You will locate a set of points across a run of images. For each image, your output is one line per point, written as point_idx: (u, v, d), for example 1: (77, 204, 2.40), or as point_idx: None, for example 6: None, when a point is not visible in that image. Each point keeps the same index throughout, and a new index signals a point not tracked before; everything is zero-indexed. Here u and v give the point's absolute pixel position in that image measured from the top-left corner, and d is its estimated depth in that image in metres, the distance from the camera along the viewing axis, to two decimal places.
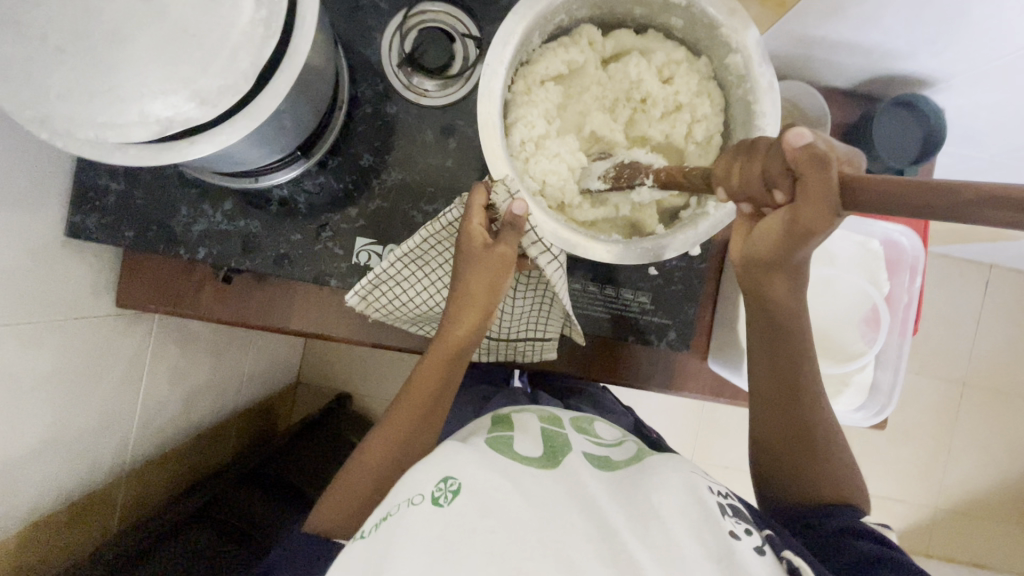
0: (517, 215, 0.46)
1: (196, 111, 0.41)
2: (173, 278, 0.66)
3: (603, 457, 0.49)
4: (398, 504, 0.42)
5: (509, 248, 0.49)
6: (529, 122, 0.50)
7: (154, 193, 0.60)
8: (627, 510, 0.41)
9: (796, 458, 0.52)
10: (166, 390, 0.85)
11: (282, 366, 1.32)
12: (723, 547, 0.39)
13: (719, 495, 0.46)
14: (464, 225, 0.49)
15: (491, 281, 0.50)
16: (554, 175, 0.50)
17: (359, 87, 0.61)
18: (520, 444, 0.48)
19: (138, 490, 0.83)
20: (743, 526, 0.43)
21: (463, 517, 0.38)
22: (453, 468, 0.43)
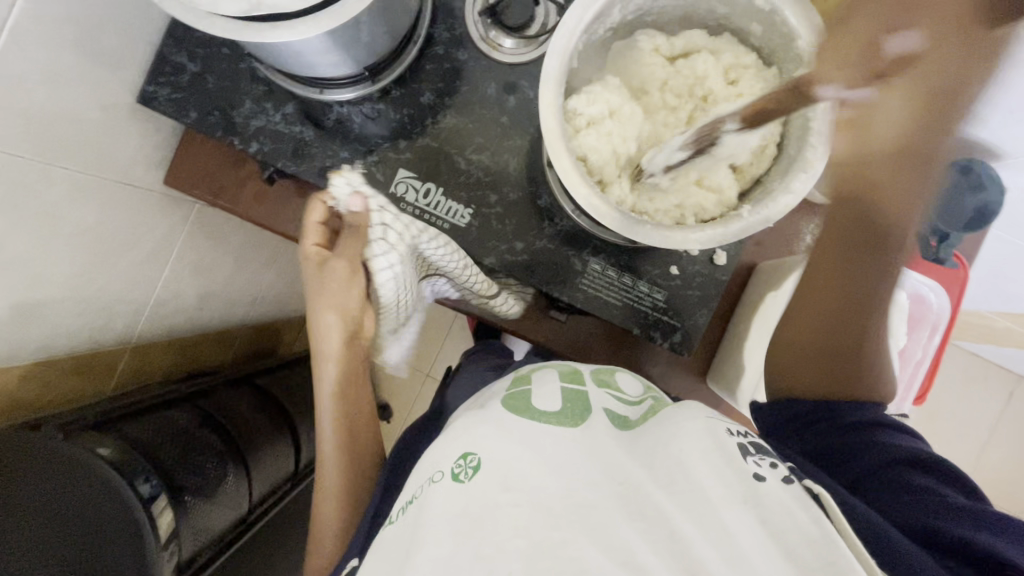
0: (356, 214, 0.55)
1: None
2: (221, 169, 0.69)
3: (620, 414, 0.49)
4: (421, 487, 0.45)
5: (339, 260, 0.56)
6: (591, 98, 0.51)
7: (224, 81, 0.63)
8: (647, 465, 0.40)
9: (836, 375, 0.51)
10: (186, 279, 0.88)
11: (296, 294, 1.35)
12: (749, 488, 0.37)
13: (740, 435, 0.43)
14: (301, 248, 0.57)
15: (338, 294, 0.57)
16: (602, 150, 0.51)
17: (438, 29, 0.63)
18: (539, 400, 0.49)
19: (138, 362, 0.86)
20: (767, 463, 0.41)
21: (487, 488, 0.40)
22: (475, 442, 0.44)
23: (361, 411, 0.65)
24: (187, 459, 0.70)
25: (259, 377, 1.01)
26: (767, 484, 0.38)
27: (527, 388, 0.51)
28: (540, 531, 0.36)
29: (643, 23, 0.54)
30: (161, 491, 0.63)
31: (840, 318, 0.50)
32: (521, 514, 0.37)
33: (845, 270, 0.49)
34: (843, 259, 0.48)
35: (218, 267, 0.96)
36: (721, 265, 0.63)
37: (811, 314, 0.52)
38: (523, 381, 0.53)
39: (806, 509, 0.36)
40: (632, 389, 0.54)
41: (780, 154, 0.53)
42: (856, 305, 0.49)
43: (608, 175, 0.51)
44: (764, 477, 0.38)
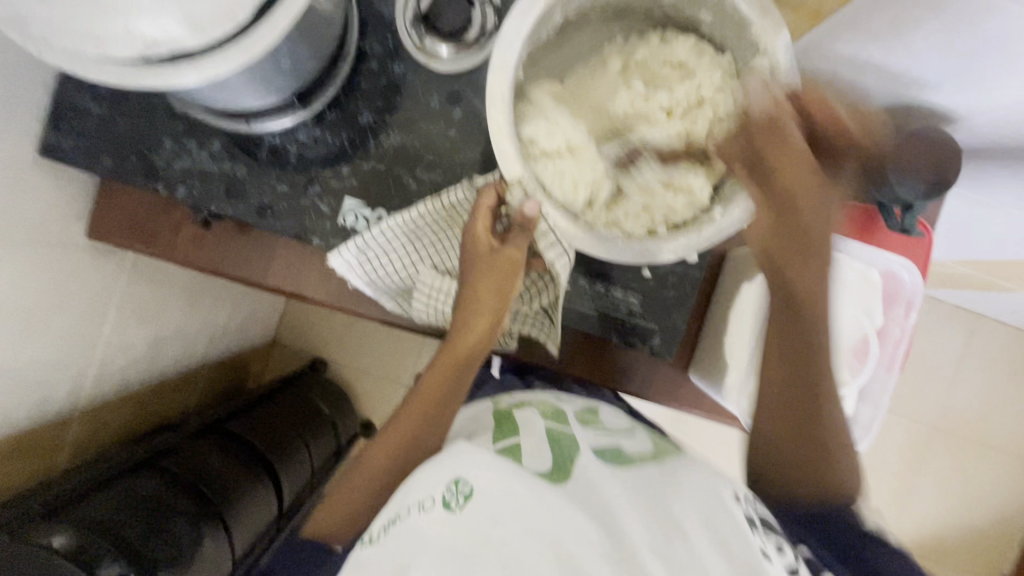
0: (528, 217, 0.44)
1: (186, 36, 0.38)
2: (149, 216, 0.63)
3: (611, 449, 0.46)
4: (409, 507, 0.40)
5: (518, 249, 0.47)
6: (550, 128, 0.47)
7: (137, 121, 0.57)
8: (649, 515, 0.38)
9: (800, 452, 0.46)
10: (132, 330, 0.82)
11: (257, 323, 1.29)
12: (756, 569, 0.35)
13: (746, 505, 0.41)
14: (469, 226, 0.47)
15: (502, 285, 0.48)
16: (564, 182, 0.46)
17: (369, 42, 0.58)
18: (530, 452, 0.44)
19: (91, 427, 0.80)
20: (773, 542, 0.39)
21: (481, 526, 0.37)
22: (465, 468, 0.41)
23: (452, 406, 0.50)
24: (158, 529, 0.66)
25: (228, 421, 0.96)
26: (773, 565, 0.36)
27: (515, 435, 0.46)
28: (525, 575, 0.34)
29: (587, 18, 0.51)
30: (132, 570, 0.59)
31: (799, 404, 0.46)
32: (511, 554, 0.35)
33: (794, 326, 0.45)
34: (776, 324, 0.46)
35: (167, 312, 0.90)
36: (693, 262, 0.61)
37: (765, 391, 0.48)
38: (507, 424, 0.49)
39: None
40: (619, 427, 0.52)
41: None
42: (799, 351, 0.45)
43: (575, 209, 0.47)
44: (770, 557, 0.37)
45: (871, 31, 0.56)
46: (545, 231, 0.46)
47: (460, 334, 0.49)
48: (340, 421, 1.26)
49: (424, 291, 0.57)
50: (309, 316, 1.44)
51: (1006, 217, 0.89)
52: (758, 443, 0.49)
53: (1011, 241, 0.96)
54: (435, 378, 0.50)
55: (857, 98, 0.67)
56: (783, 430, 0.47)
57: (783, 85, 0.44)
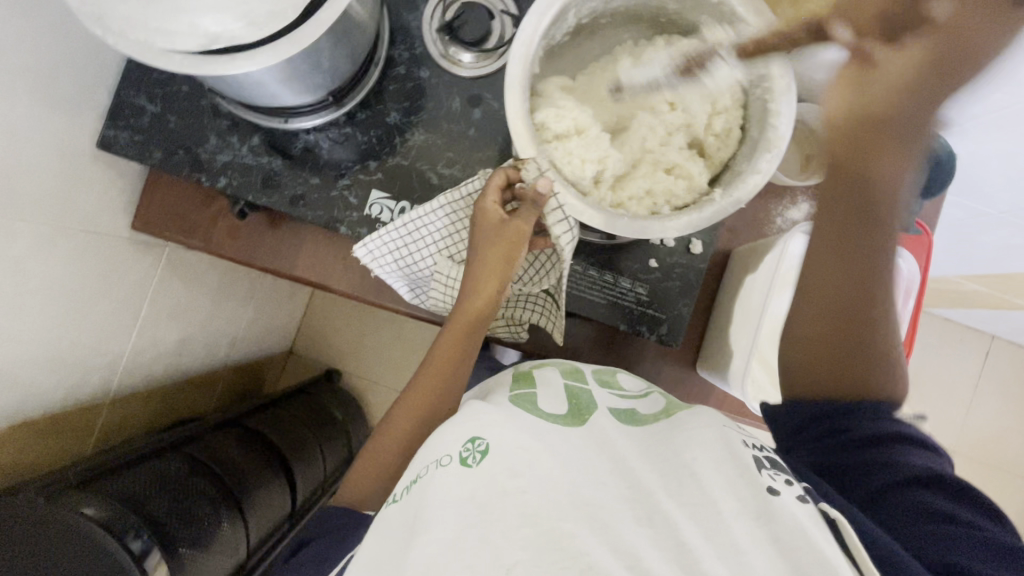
0: (540, 194, 0.48)
1: (243, 30, 0.43)
2: (190, 208, 0.68)
3: (627, 411, 0.49)
4: (426, 466, 0.44)
5: (524, 223, 0.51)
6: (559, 112, 0.50)
7: (186, 118, 0.62)
8: (659, 469, 0.41)
9: (837, 351, 0.46)
10: (162, 324, 0.86)
11: (276, 330, 1.33)
12: (763, 501, 0.37)
13: (754, 449, 0.43)
14: (479, 202, 0.50)
15: (508, 255, 0.51)
16: (574, 161, 0.49)
17: (398, 50, 0.63)
18: (545, 402, 0.49)
19: (119, 416, 0.83)
20: (782, 479, 0.40)
21: (497, 475, 0.39)
22: (480, 428, 0.44)
23: (466, 367, 0.55)
24: (177, 510, 0.68)
25: (246, 419, 0.99)
26: (780, 498, 0.38)
27: (534, 387, 0.51)
28: (544, 519, 0.36)
29: (598, 24, 0.56)
30: (154, 545, 0.61)
31: (842, 316, 0.46)
32: (528, 502, 0.37)
33: (853, 247, 0.43)
34: (839, 230, 0.43)
35: (194, 310, 0.94)
36: (698, 254, 0.64)
37: (807, 276, 0.46)
38: (528, 378, 0.53)
39: (820, 528, 0.36)
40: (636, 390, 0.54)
41: (744, 135, 0.53)
42: (867, 266, 0.43)
43: (584, 184, 0.50)
44: (778, 491, 0.38)
45: None
46: (555, 207, 0.49)
47: (467, 303, 0.53)
48: (353, 428, 1.28)
49: (443, 280, 0.59)
50: (325, 326, 1.48)
51: (1009, 227, 0.91)
52: (793, 318, 0.49)
53: (1015, 251, 0.97)
54: (448, 345, 0.54)
55: None
56: (819, 317, 0.47)
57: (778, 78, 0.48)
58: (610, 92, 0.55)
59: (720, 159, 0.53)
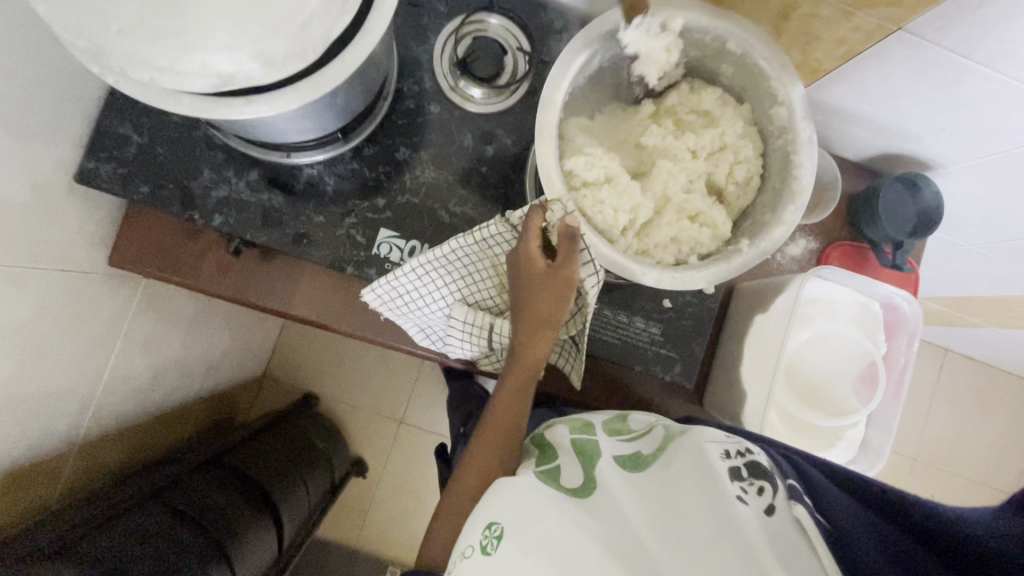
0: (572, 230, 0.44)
1: (259, 72, 0.40)
2: (176, 243, 0.62)
3: (632, 455, 0.48)
4: (458, 557, 0.45)
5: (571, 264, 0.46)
6: (590, 160, 0.49)
7: (177, 150, 0.58)
8: (650, 510, 0.41)
9: None
10: (136, 361, 0.80)
11: (252, 354, 1.26)
12: (726, 515, 0.38)
13: (738, 456, 0.44)
14: (521, 247, 0.47)
15: (558, 300, 0.48)
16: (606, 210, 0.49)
17: (406, 83, 0.61)
18: (561, 473, 0.47)
19: (88, 462, 0.76)
20: (754, 486, 0.41)
21: (513, 561, 0.40)
22: (494, 511, 0.44)
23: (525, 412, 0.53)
24: (161, 566, 0.66)
25: (228, 455, 0.94)
26: (743, 508, 0.39)
27: (549, 459, 0.50)
28: None
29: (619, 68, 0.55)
30: None
31: None
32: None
33: None
34: None
35: (168, 343, 0.88)
36: (709, 293, 0.64)
37: None
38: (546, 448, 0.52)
39: (774, 545, 0.36)
40: (642, 424, 0.52)
41: (763, 185, 0.54)
42: None
43: (613, 232, 0.50)
44: (745, 500, 0.39)
45: (862, 87, 0.62)
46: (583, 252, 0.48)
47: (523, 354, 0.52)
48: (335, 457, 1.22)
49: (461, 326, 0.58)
50: (303, 349, 1.42)
51: (979, 257, 0.96)
52: None
53: (979, 278, 1.04)
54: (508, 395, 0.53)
55: (847, 146, 0.74)
56: None
57: (800, 132, 0.49)
58: (631, 138, 0.54)
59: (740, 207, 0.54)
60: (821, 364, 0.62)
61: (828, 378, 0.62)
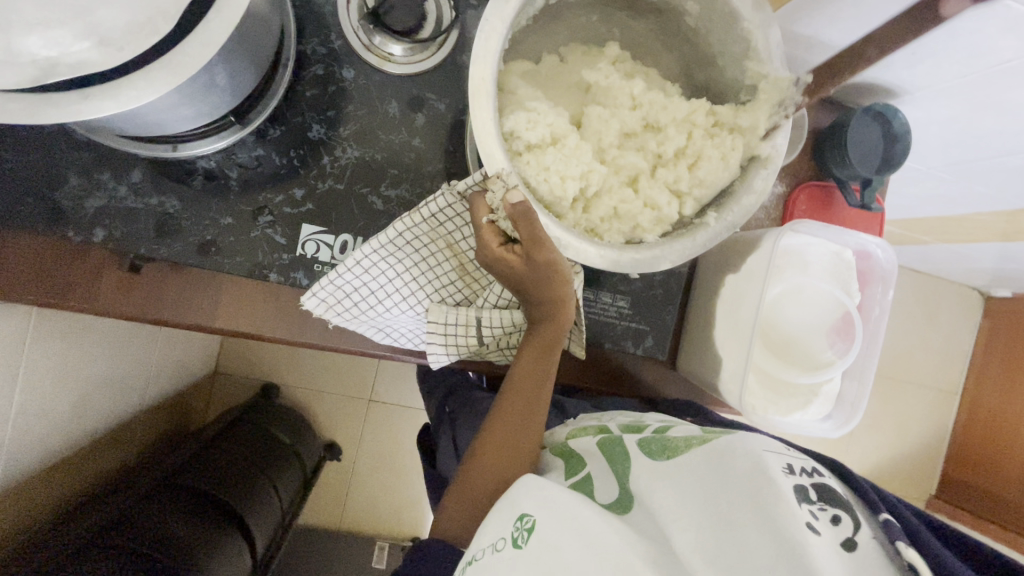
0: (517, 207, 0.38)
1: (93, 54, 0.30)
2: (43, 260, 0.48)
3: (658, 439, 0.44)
4: (482, 548, 0.41)
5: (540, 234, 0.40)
6: (532, 118, 0.42)
7: (33, 155, 0.48)
8: (698, 521, 0.36)
9: None
10: (50, 392, 0.70)
11: (196, 354, 1.16)
12: (796, 544, 0.31)
13: (804, 475, 0.37)
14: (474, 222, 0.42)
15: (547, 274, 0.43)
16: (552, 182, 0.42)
17: (310, 44, 0.51)
18: (599, 483, 0.45)
19: (14, 512, 0.68)
20: (830, 515, 0.34)
21: (550, 555, 0.37)
22: (525, 504, 0.42)
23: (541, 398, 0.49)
24: None
25: (184, 474, 0.88)
26: (821, 539, 0.32)
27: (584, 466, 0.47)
28: None
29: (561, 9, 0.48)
30: None
31: None
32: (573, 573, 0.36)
33: None
34: None
35: (89, 366, 0.78)
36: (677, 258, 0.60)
37: None
38: (570, 459, 0.49)
39: None
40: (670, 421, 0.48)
41: None
42: None
43: (563, 204, 0.43)
44: (818, 529, 0.32)
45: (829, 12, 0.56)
46: None
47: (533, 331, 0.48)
48: (305, 449, 1.16)
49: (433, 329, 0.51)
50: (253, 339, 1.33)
51: (938, 180, 0.94)
52: None
53: (936, 200, 1.03)
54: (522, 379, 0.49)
55: None
56: None
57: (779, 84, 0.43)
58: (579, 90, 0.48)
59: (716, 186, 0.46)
60: (796, 319, 0.60)
61: (802, 333, 0.59)
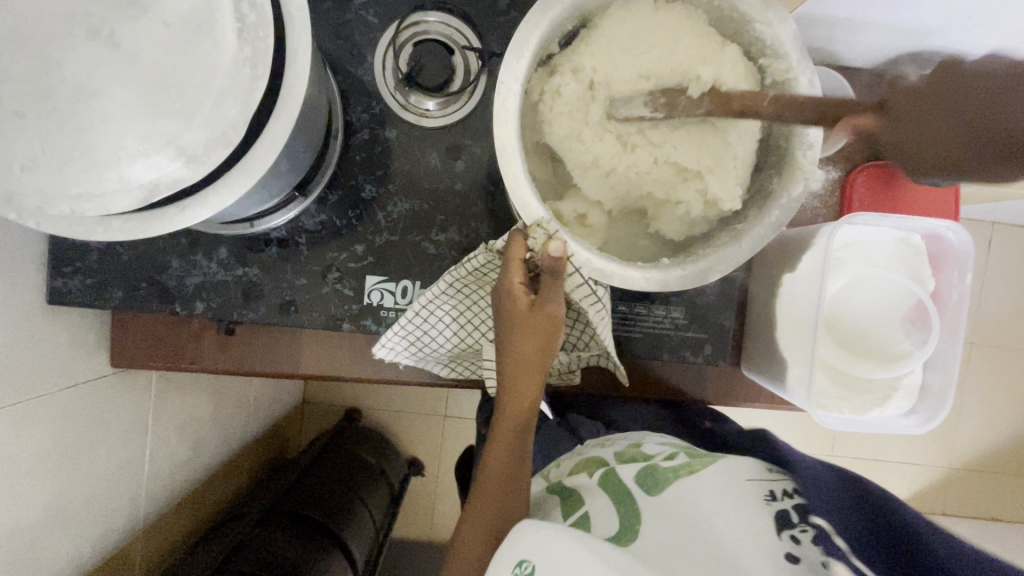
0: (557, 259, 0.39)
1: (183, 170, 0.36)
2: (171, 332, 0.61)
3: (651, 472, 0.49)
4: None
5: (558, 296, 0.42)
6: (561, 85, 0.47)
7: (139, 245, 0.55)
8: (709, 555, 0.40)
9: None
10: (173, 439, 0.81)
11: (286, 387, 1.27)
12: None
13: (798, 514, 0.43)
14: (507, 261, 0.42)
15: (551, 333, 0.43)
16: (572, 203, 0.49)
17: (354, 112, 0.55)
18: (599, 517, 0.47)
19: (155, 544, 0.79)
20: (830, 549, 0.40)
21: None
22: (522, 547, 0.42)
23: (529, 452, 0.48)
24: None
25: (289, 499, 0.97)
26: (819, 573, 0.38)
27: (582, 504, 0.49)
28: None
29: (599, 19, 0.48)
30: None
31: None
32: None
33: None
34: None
35: (198, 411, 0.88)
36: None
37: None
38: (573, 495, 0.51)
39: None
40: (660, 446, 0.53)
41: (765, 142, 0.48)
42: None
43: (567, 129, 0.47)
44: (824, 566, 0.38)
45: None
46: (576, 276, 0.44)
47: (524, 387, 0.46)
48: (390, 468, 1.24)
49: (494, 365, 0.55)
50: None
51: None
52: None
53: None
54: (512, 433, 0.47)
55: (856, 55, 0.65)
56: None
57: (798, 77, 0.45)
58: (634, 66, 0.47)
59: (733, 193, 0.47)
60: (863, 310, 0.57)
61: (874, 326, 0.57)
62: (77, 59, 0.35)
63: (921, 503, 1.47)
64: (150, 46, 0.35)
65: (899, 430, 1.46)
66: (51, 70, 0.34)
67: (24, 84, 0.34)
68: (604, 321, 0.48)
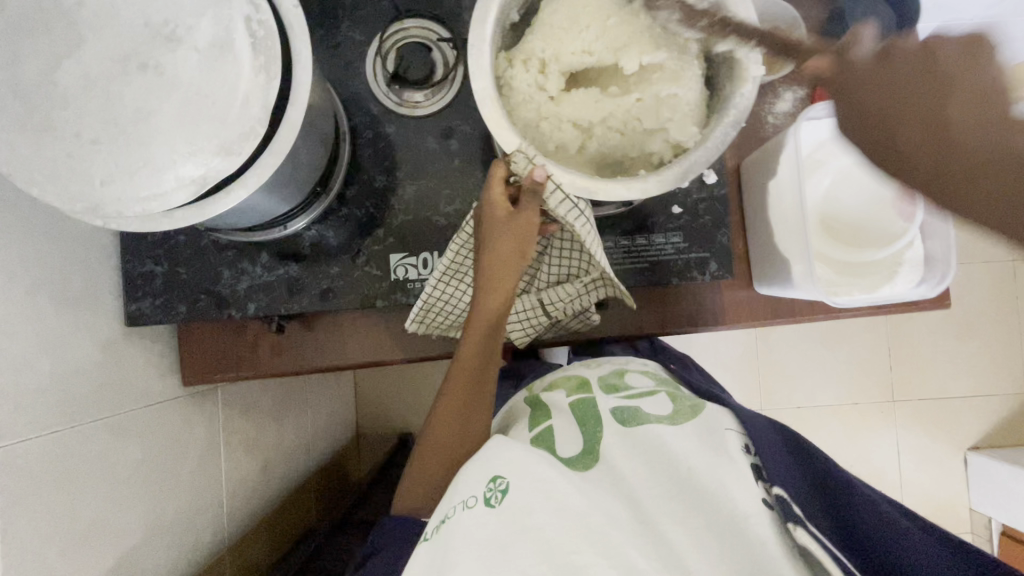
0: (540, 181, 0.47)
1: (224, 162, 0.44)
2: (230, 341, 0.68)
3: (631, 409, 0.53)
4: (454, 506, 0.45)
5: (533, 210, 0.50)
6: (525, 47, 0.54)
7: (194, 264, 0.64)
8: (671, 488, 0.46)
9: None
10: (245, 461, 0.87)
11: (338, 418, 1.33)
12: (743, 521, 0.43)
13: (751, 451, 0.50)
14: (493, 175, 0.50)
15: (522, 246, 0.51)
16: (559, 139, 0.53)
17: (357, 117, 0.63)
18: (565, 438, 0.52)
19: (240, 563, 0.84)
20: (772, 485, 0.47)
21: (518, 511, 0.43)
22: (497, 467, 0.46)
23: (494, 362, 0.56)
24: None
25: (356, 512, 1.03)
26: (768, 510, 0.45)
27: (550, 417, 0.55)
28: (560, 553, 0.40)
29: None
30: None
31: None
32: (545, 538, 0.41)
33: None
34: None
35: (266, 439, 0.94)
36: (714, 181, 0.64)
37: None
38: (541, 408, 0.58)
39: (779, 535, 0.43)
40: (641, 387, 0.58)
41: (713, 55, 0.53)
42: None
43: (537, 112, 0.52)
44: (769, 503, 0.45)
45: None
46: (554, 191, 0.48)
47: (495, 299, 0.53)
48: None
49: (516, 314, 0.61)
50: (380, 395, 1.49)
51: None
52: None
53: None
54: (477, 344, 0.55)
55: None
56: None
57: None
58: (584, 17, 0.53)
59: (691, 132, 0.51)
60: (850, 201, 0.60)
61: (864, 212, 0.60)
62: (132, 87, 0.43)
63: (1000, 434, 1.40)
64: (185, 68, 0.44)
65: (958, 362, 1.41)
66: (115, 99, 0.43)
67: (94, 114, 0.43)
68: (593, 238, 0.52)
